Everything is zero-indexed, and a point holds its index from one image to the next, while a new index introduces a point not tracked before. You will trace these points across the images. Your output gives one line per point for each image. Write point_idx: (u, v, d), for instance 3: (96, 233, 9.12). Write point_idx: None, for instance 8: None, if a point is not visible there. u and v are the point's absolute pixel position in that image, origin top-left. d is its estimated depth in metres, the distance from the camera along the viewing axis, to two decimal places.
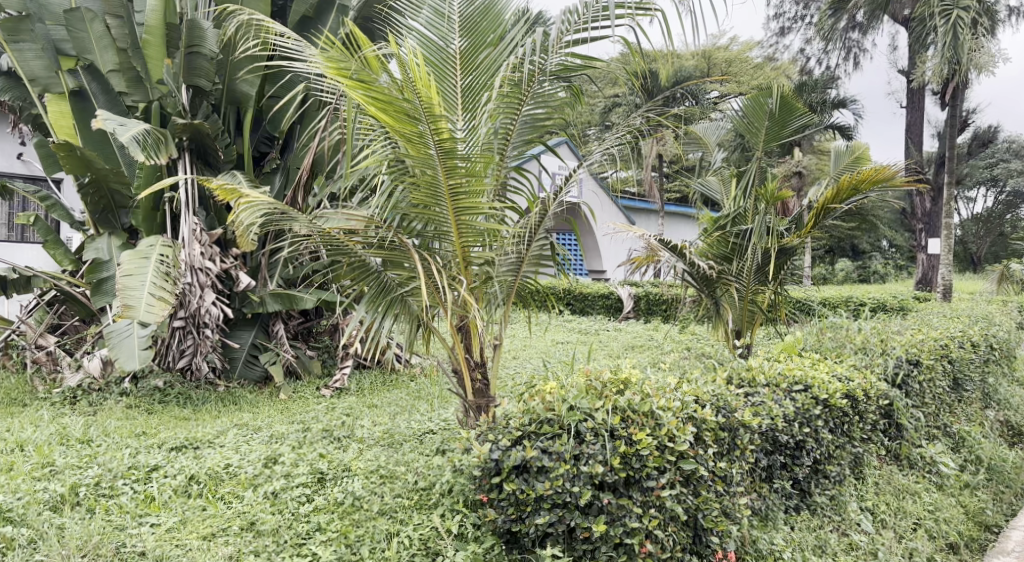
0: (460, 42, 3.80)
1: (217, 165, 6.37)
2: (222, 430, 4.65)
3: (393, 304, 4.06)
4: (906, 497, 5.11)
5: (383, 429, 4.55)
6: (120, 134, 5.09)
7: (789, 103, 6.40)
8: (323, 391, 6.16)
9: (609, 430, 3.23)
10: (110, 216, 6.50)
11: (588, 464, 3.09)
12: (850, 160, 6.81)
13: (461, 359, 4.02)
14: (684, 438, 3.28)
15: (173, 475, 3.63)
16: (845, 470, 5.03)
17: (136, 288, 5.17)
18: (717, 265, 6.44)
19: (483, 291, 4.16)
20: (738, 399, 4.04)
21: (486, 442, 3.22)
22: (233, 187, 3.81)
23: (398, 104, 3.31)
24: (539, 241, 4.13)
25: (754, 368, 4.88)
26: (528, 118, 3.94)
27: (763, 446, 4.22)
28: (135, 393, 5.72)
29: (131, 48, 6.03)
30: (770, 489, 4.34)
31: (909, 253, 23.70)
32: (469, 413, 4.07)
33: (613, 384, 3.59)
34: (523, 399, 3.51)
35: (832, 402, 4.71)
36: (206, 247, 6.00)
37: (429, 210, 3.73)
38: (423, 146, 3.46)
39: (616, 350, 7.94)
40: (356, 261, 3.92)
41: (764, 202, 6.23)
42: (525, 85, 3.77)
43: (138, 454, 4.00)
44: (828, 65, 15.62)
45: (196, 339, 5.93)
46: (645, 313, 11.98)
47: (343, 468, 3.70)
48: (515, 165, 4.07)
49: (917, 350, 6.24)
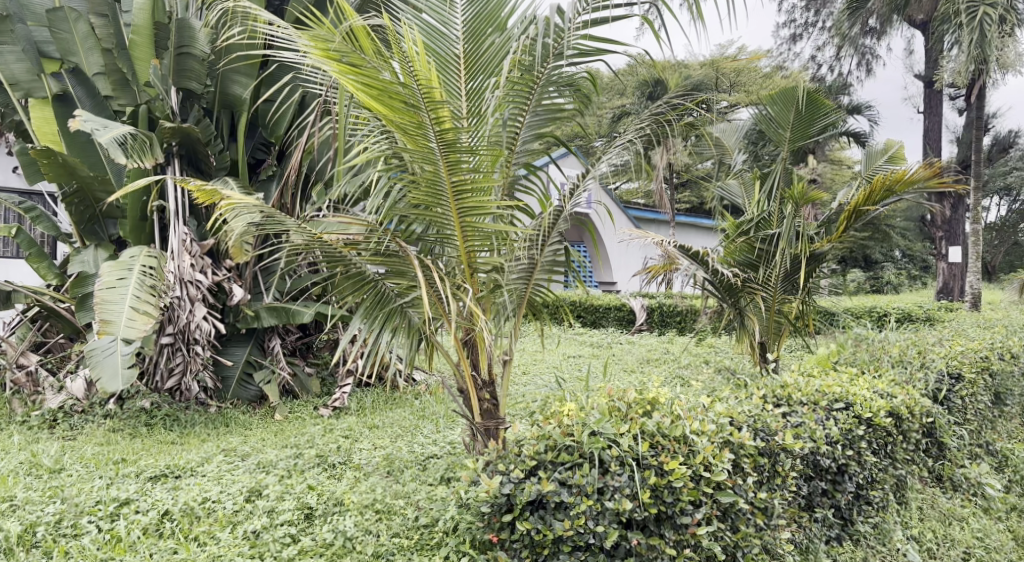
0: (463, 45, 3.35)
1: (209, 172, 6.06)
2: (207, 456, 4.26)
3: (392, 316, 3.66)
4: (953, 524, 4.66)
5: (382, 454, 4.15)
6: (99, 135, 4.76)
7: (816, 101, 6.00)
8: (322, 411, 5.76)
9: (637, 458, 2.82)
10: (97, 227, 6.18)
11: (614, 500, 2.70)
12: (885, 159, 6.36)
13: (467, 378, 3.63)
14: (722, 467, 2.89)
15: (145, 512, 3.23)
16: (888, 495, 4.57)
17: (116, 301, 4.88)
18: (741, 272, 6.05)
19: (492, 300, 3.77)
20: (777, 420, 3.60)
21: (495, 474, 2.81)
22: (213, 188, 3.43)
23: (393, 90, 2.93)
24: (552, 245, 3.77)
25: (788, 385, 4.44)
26: (540, 110, 3.55)
27: (803, 472, 3.79)
28: (120, 415, 5.37)
29: (116, 49, 5.74)
30: (811, 519, 3.89)
31: (923, 263, 23.13)
32: (477, 437, 3.63)
33: (639, 404, 3.18)
34: (538, 421, 3.11)
35: (877, 421, 4.26)
36: (197, 258, 5.66)
37: (430, 210, 3.35)
38: (422, 139, 3.09)
39: (632, 364, 7.54)
40: (351, 270, 3.56)
41: (792, 205, 5.81)
42: (536, 70, 3.39)
43: (111, 486, 3.61)
44: (841, 71, 15.23)
45: (184, 357, 5.54)
46: (659, 325, 11.54)
47: (335, 501, 3.30)
48: (525, 162, 3.65)
49: (958, 362, 5.78)
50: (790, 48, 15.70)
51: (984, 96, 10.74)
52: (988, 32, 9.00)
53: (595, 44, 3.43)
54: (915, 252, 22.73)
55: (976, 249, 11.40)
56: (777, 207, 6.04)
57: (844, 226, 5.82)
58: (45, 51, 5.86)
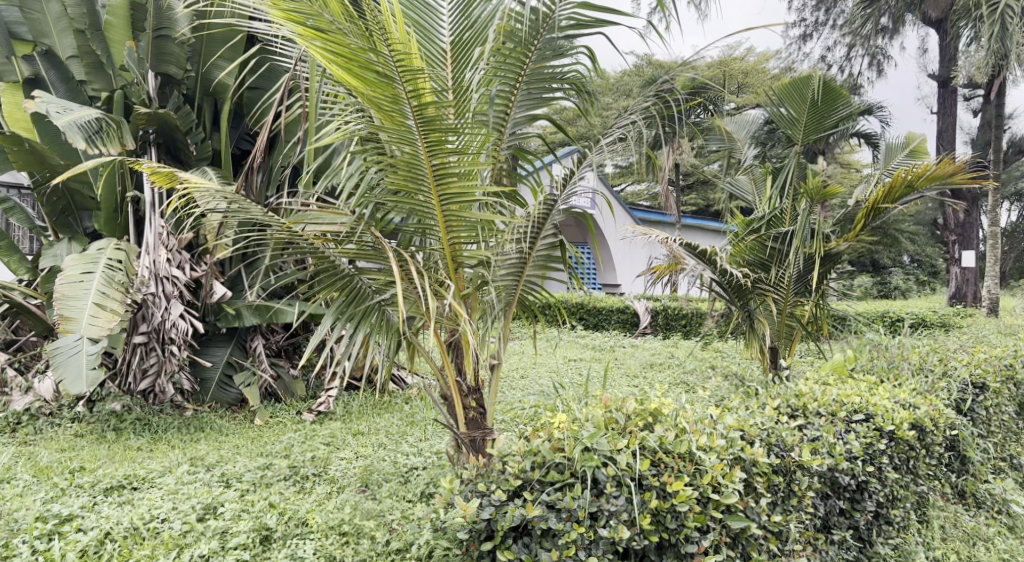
0: (451, 34, 3.07)
1: (189, 162, 5.77)
2: (171, 466, 3.93)
3: (369, 315, 3.32)
4: (977, 545, 4.27)
5: (360, 466, 3.83)
6: (54, 118, 4.54)
7: (834, 91, 5.66)
8: (304, 415, 5.43)
9: (636, 478, 2.49)
10: (71, 219, 5.85)
11: (608, 527, 2.36)
12: (906, 153, 6.02)
13: (451, 384, 3.28)
14: (732, 488, 2.56)
15: (86, 531, 2.90)
16: (909, 514, 4.20)
17: (78, 297, 4.62)
18: (752, 272, 5.72)
19: (478, 299, 3.44)
20: (794, 434, 3.25)
21: (473, 497, 2.47)
22: (169, 170, 3.10)
23: (364, 58, 2.62)
24: (545, 238, 3.42)
25: (803, 394, 4.08)
26: (532, 87, 3.15)
27: (821, 491, 3.42)
28: (88, 418, 5.08)
29: (90, 31, 5.46)
30: (829, 541, 3.50)
31: (932, 268, 22.71)
32: (461, 450, 3.28)
33: (639, 416, 2.82)
34: (526, 434, 2.76)
35: (901, 435, 3.88)
36: (174, 253, 5.32)
37: (410, 197, 3.02)
38: (399, 116, 2.78)
39: (634, 369, 7.21)
40: (323, 264, 3.19)
41: (808, 200, 5.43)
42: (529, 42, 3.00)
43: (56, 500, 3.29)
44: (852, 71, 14.82)
45: (159, 357, 5.16)
46: (662, 329, 11.19)
47: (297, 523, 2.97)
48: (515, 148, 3.31)
49: (983, 371, 5.40)
50: (799, 48, 15.31)
51: (1004, 93, 10.33)
52: (1010, 27, 8.58)
53: (595, 14, 3.05)
54: (925, 257, 22.28)
55: (994, 251, 10.98)
56: (790, 204, 5.72)
57: (861, 226, 5.48)
58: (16, 32, 5.58)
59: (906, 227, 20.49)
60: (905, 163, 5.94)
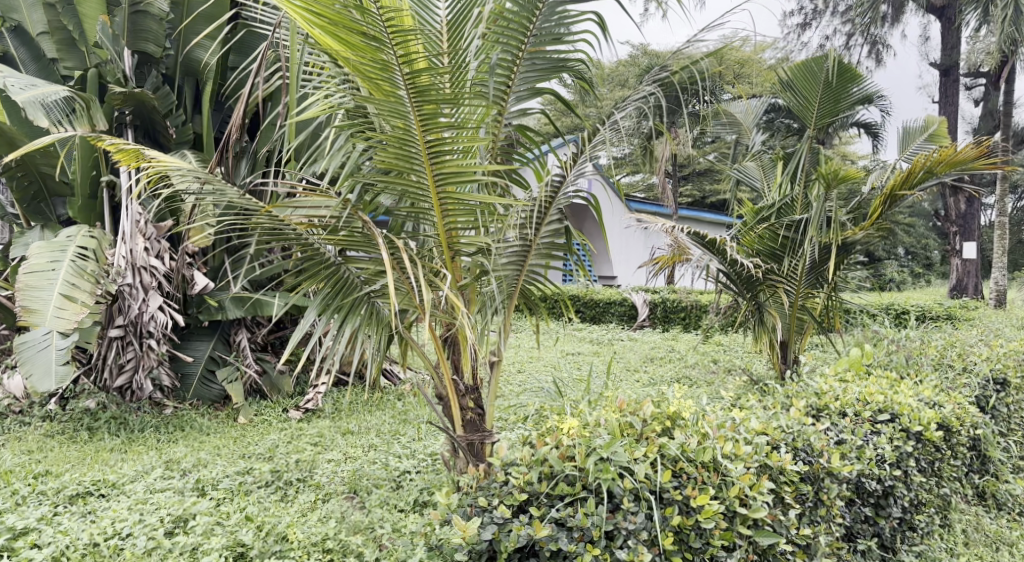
0: (448, 8, 2.74)
1: (168, 145, 5.44)
2: (143, 471, 3.64)
3: (357, 307, 3.02)
4: (1001, 549, 3.98)
5: (349, 470, 3.55)
6: (13, 93, 4.19)
7: (850, 71, 5.34)
8: (291, 413, 5.16)
9: (655, 491, 2.22)
10: (44, 206, 5.51)
11: (626, 549, 2.09)
12: (925, 137, 5.73)
13: (447, 383, 2.98)
14: (761, 500, 2.29)
15: (42, 547, 2.61)
16: (932, 518, 3.94)
17: (43, 288, 4.31)
18: (762, 262, 5.45)
19: (477, 290, 3.17)
20: (821, 437, 2.99)
21: (472, 514, 2.21)
22: (132, 149, 2.71)
23: (350, 19, 2.31)
24: (550, 223, 3.15)
25: (823, 393, 3.83)
26: (536, 58, 2.84)
27: (847, 498, 3.16)
28: (60, 417, 4.77)
29: (61, 4, 5.12)
30: (855, 552, 3.23)
31: (928, 261, 22.51)
32: (458, 454, 3.00)
33: (656, 422, 2.56)
34: (531, 440, 2.48)
35: (928, 436, 3.63)
36: (153, 241, 4.99)
37: (402, 176, 2.72)
38: (390, 86, 2.49)
39: (635, 364, 6.93)
40: (307, 251, 2.89)
41: (824, 186, 5.14)
42: (533, 7, 2.67)
43: (13, 511, 2.99)
44: (852, 61, 14.56)
45: (137, 351, 4.90)
46: (661, 322, 10.87)
47: (276, 538, 2.68)
48: (517, 125, 3.05)
49: (1004, 366, 5.14)
50: (798, 37, 14.99)
51: (1012, 80, 10.06)
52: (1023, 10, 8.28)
53: None
54: (920, 250, 22.09)
55: (1001, 242, 10.77)
56: (801, 190, 5.46)
57: (877, 213, 5.19)
58: None
59: (904, 219, 20.28)
60: (924, 148, 5.67)
